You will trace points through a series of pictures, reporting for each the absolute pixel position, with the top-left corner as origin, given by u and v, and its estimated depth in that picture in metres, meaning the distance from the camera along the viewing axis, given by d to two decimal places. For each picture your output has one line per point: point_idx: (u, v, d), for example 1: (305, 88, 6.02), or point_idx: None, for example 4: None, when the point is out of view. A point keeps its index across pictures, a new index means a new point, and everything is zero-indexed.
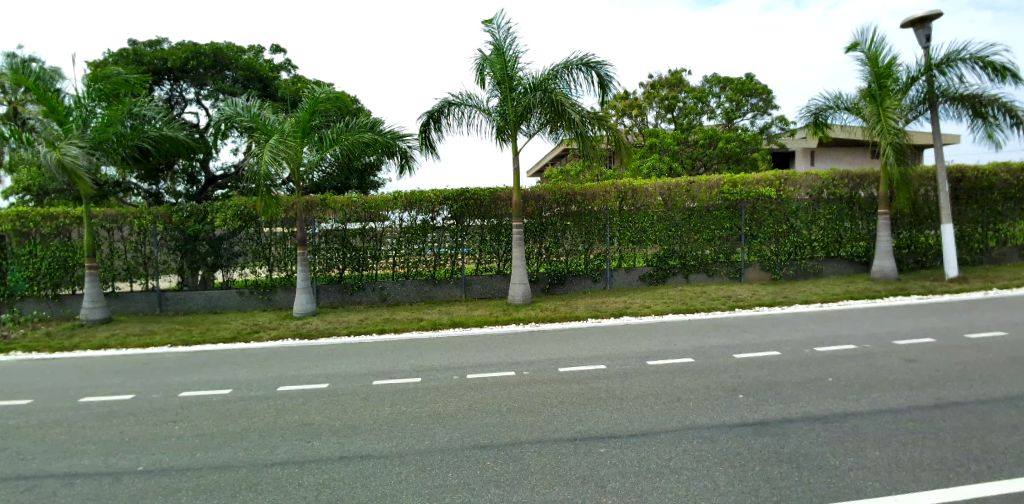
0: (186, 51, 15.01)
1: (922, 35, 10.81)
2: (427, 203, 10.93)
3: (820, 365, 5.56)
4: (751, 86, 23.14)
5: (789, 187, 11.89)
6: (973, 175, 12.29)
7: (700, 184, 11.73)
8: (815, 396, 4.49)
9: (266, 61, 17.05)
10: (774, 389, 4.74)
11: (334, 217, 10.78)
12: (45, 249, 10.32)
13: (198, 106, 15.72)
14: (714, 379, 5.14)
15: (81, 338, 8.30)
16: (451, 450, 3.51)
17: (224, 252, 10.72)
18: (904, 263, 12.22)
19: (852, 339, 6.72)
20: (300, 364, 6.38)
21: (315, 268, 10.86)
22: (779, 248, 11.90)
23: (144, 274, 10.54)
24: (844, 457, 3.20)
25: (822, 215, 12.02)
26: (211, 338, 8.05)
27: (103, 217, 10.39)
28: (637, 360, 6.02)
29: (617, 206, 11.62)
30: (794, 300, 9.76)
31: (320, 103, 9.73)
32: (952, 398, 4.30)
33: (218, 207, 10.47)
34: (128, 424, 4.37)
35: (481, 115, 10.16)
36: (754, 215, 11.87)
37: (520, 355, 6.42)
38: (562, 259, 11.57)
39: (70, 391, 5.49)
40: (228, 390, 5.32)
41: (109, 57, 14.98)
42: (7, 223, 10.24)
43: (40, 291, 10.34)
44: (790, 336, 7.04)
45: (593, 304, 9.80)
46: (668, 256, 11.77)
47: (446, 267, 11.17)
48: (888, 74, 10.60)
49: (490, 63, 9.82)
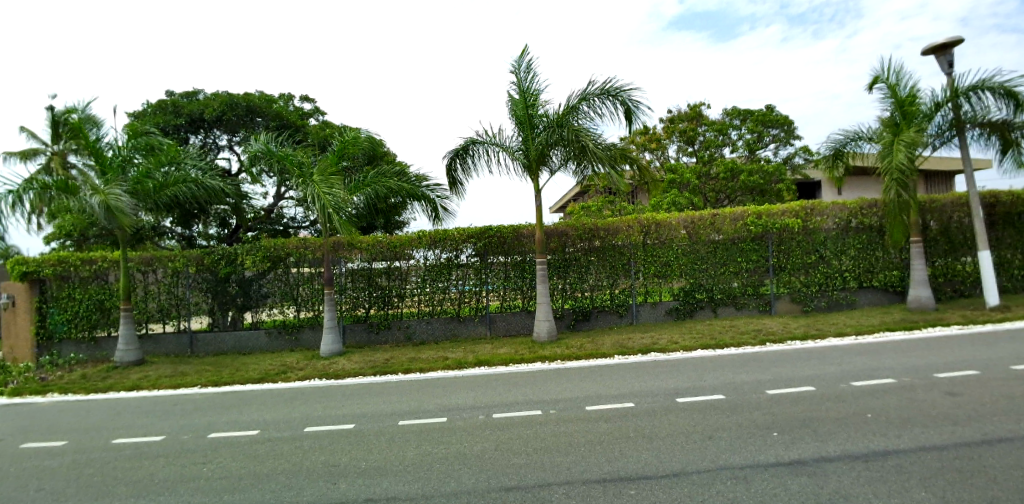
0: (221, 103, 15.90)
1: (944, 62, 10.76)
2: (451, 241, 11.08)
3: (856, 400, 5.36)
4: (772, 117, 23.12)
5: (816, 217, 11.70)
6: (1009, 200, 11.91)
7: (724, 216, 11.61)
8: (854, 433, 4.30)
9: (296, 109, 17.85)
10: (810, 426, 4.57)
11: (360, 256, 11.00)
12: (83, 292, 10.75)
13: (231, 152, 16.48)
14: (747, 415, 5.01)
15: (115, 380, 8.48)
16: (477, 492, 3.46)
17: (253, 293, 10.98)
18: (942, 292, 11.78)
19: (889, 372, 6.46)
20: (326, 404, 6.42)
21: (342, 307, 11.00)
22: (809, 280, 11.65)
23: (176, 316, 10.84)
24: (888, 498, 3.04)
25: (852, 245, 11.77)
26: (240, 378, 8.16)
27: (139, 260, 10.78)
28: (666, 397, 5.88)
29: (641, 240, 11.57)
30: (828, 332, 9.47)
31: (348, 147, 10.17)
32: (1001, 433, 4.07)
33: (248, 249, 10.71)
34: (159, 465, 4.43)
35: (504, 154, 10.39)
36: (781, 246, 11.68)
37: (545, 393, 6.34)
38: (587, 294, 11.50)
39: (105, 433, 5.61)
40: (255, 431, 5.38)
41: (148, 109, 15.93)
42: (49, 267, 10.68)
43: (77, 333, 10.70)
44: (824, 370, 6.81)
45: (619, 340, 9.68)
46: (695, 289, 11.62)
47: (471, 304, 11.23)
48: (911, 102, 10.59)
49: (514, 105, 10.13)
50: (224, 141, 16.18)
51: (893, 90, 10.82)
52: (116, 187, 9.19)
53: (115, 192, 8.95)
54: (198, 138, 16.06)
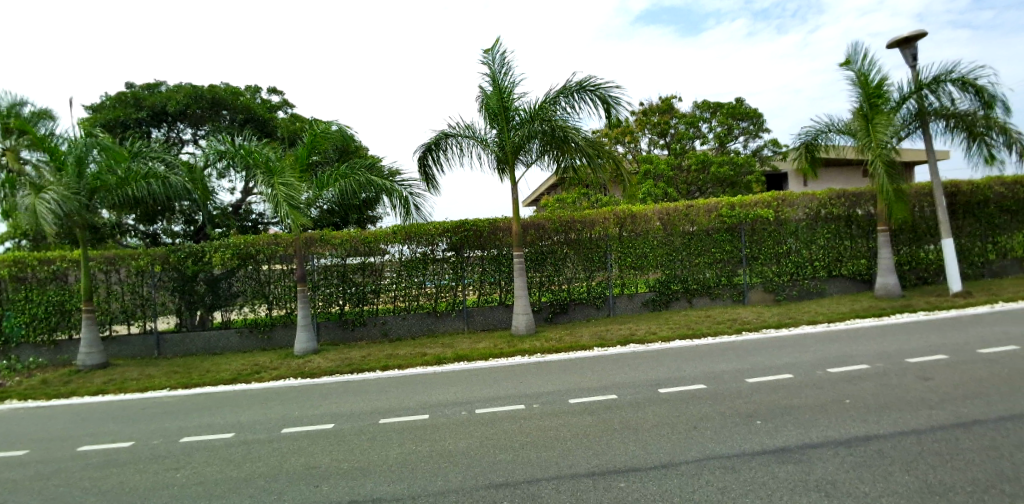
0: (185, 95, 15.28)
1: (909, 55, 11.09)
2: (427, 235, 10.91)
3: (833, 386, 5.47)
4: (743, 110, 23.52)
5: (787, 207, 11.95)
6: (968, 190, 12.39)
7: (698, 208, 11.75)
8: (834, 419, 4.38)
9: (263, 101, 17.31)
10: (791, 413, 4.64)
11: (333, 252, 10.73)
12: (40, 294, 10.20)
13: (195, 146, 15.89)
14: (730, 404, 5.07)
15: (77, 385, 8.07)
16: (465, 491, 3.38)
17: (222, 292, 10.60)
18: (906, 279, 12.21)
19: (862, 358, 6.63)
20: (303, 405, 6.22)
21: (315, 305, 10.73)
22: (780, 269, 11.91)
23: (142, 317, 10.40)
24: (873, 482, 3.09)
25: (822, 234, 12.08)
26: (211, 380, 7.87)
27: (100, 259, 10.28)
28: (648, 388, 5.90)
29: (617, 232, 11.63)
30: (800, 320, 9.70)
31: (317, 141, 9.95)
32: (972, 416, 4.19)
33: (216, 246, 10.34)
34: (128, 474, 4.20)
35: (479, 147, 10.27)
36: (753, 237, 11.90)
37: (529, 388, 6.29)
38: (565, 287, 11.50)
39: (67, 441, 5.31)
40: (230, 434, 5.19)
41: (106, 101, 15.22)
42: (3, 268, 10.11)
43: (35, 337, 10.17)
44: (800, 357, 6.95)
45: (599, 332, 9.71)
46: (671, 280, 11.75)
47: (448, 298, 11.10)
48: (878, 93, 10.84)
49: (488, 96, 9.97)
50: (188, 134, 15.62)
51: (862, 81, 11.03)
52: (62, 188, 8.64)
53: (49, 196, 8.33)
54: (160, 131, 15.43)
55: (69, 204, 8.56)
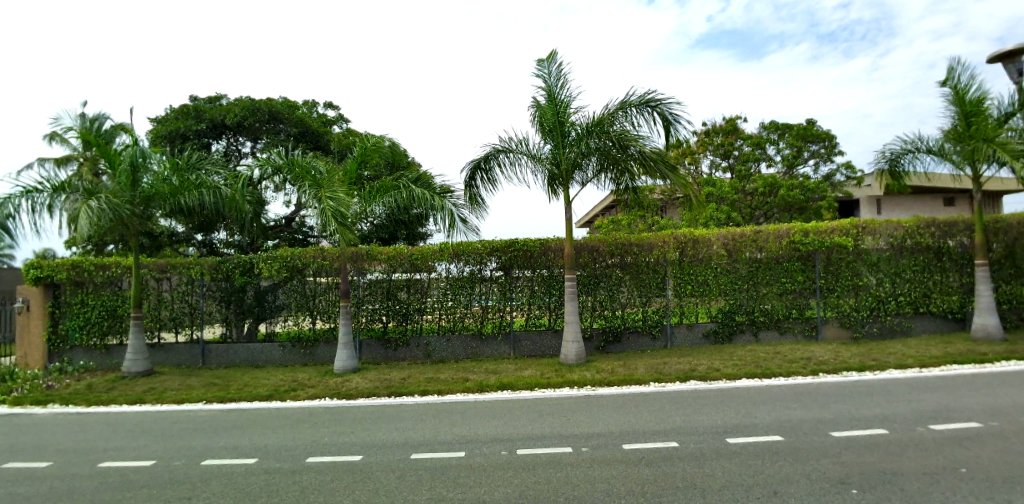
0: (244, 107, 15.81)
1: (1012, 70, 9.84)
2: (475, 254, 10.53)
3: (944, 449, 4.54)
4: (813, 131, 22.09)
5: (867, 236, 10.76)
6: None
7: (768, 233, 10.78)
8: (955, 495, 3.53)
9: (320, 117, 17.74)
10: (896, 482, 3.81)
11: (380, 268, 10.52)
12: (96, 298, 10.55)
13: (253, 159, 16.39)
14: (815, 465, 4.27)
15: (120, 392, 8.12)
16: None
17: (269, 304, 10.61)
18: (1007, 320, 10.69)
19: (974, 414, 5.59)
20: (334, 430, 5.85)
21: (359, 321, 10.54)
22: (859, 303, 10.70)
23: (190, 325, 10.53)
24: None
25: (908, 266, 10.81)
26: (248, 394, 7.70)
27: (153, 267, 10.52)
28: (713, 437, 5.14)
29: (676, 257, 10.83)
30: (887, 362, 8.55)
31: (368, 154, 9.86)
32: None
33: (264, 257, 10.38)
34: (139, 498, 3.92)
35: (529, 162, 9.85)
36: (829, 267, 10.78)
37: (576, 427, 5.67)
38: (617, 313, 10.79)
39: (94, 454, 5.15)
40: (254, 459, 4.86)
41: (171, 113, 15.97)
42: (64, 272, 10.50)
43: (88, 340, 10.49)
44: (893, 409, 5.97)
45: (654, 365, 8.92)
46: (735, 311, 10.79)
47: (494, 321, 10.64)
48: (977, 111, 9.62)
49: (542, 109, 9.56)
50: (246, 147, 16.13)
51: (956, 98, 9.85)
52: (116, 195, 8.82)
53: (101, 202, 8.42)
54: (221, 144, 16.02)
55: (120, 210, 8.67)
